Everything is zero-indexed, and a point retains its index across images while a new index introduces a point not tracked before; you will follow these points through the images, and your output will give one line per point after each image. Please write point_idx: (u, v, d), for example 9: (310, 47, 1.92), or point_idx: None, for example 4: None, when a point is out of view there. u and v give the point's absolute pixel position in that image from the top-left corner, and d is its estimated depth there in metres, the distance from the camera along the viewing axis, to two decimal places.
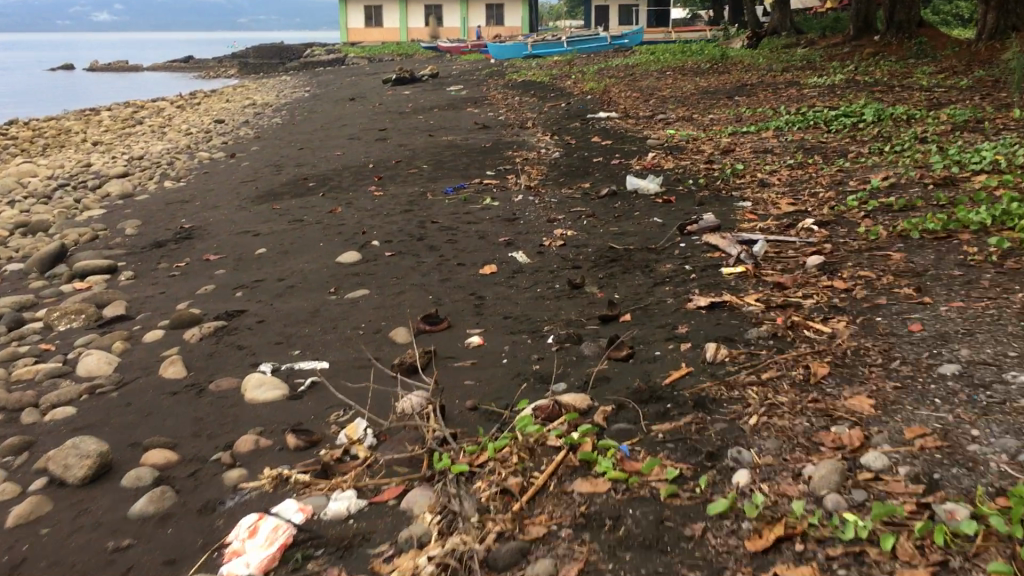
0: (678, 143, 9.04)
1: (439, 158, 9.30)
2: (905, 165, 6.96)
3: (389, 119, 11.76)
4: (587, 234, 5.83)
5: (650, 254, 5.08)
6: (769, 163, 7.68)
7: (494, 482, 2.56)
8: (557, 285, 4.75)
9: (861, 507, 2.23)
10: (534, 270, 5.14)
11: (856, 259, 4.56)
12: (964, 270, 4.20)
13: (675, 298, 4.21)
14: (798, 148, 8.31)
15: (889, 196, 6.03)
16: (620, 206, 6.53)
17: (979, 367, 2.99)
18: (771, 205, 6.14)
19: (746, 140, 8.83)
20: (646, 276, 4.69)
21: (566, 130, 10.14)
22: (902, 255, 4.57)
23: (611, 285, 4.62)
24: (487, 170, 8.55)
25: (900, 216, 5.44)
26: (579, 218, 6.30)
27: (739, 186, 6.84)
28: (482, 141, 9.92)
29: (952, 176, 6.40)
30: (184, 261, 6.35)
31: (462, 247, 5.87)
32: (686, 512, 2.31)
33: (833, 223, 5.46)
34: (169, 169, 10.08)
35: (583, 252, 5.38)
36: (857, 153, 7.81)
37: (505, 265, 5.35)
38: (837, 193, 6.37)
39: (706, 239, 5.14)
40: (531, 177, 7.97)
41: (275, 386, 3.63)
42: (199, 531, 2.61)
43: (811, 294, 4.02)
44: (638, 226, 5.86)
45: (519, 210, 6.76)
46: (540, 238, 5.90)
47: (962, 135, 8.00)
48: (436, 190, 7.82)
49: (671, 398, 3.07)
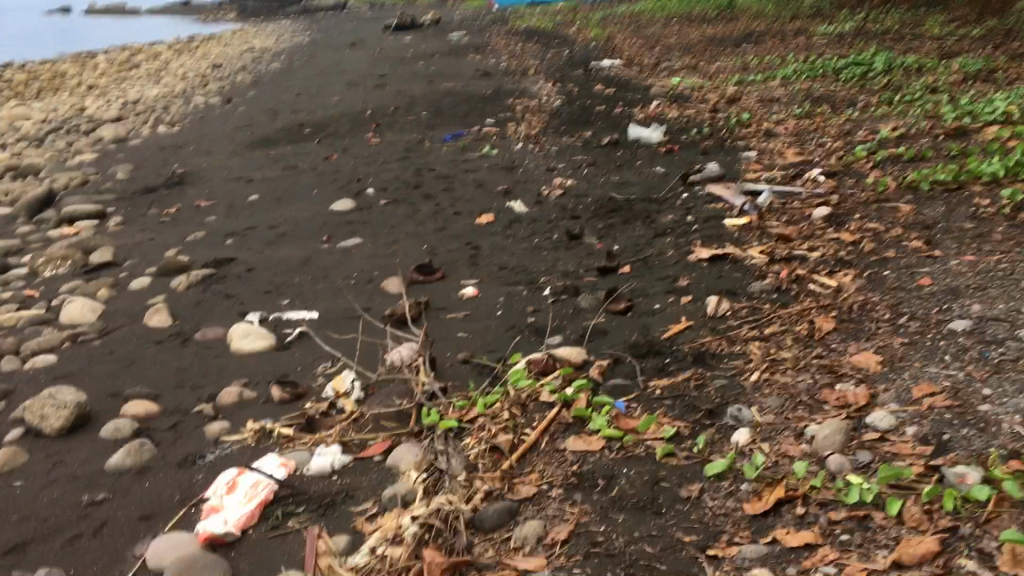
0: (683, 91, 8.83)
1: (438, 105, 9.11)
2: (915, 116, 6.78)
3: (389, 65, 11.52)
4: (588, 184, 5.68)
5: (651, 205, 4.95)
6: (775, 112, 7.50)
7: (484, 439, 2.46)
8: (554, 235, 4.62)
9: (867, 470, 2.13)
10: (532, 219, 5.01)
11: (863, 211, 4.42)
12: (975, 223, 4.06)
13: (676, 249, 4.09)
14: (805, 97, 8.11)
15: (898, 147, 5.87)
16: (622, 155, 6.38)
17: (991, 323, 2.87)
18: (776, 156, 5.98)
19: (753, 89, 8.62)
20: (647, 227, 4.56)
21: (568, 77, 9.93)
22: (911, 207, 4.43)
23: (610, 235, 4.49)
24: (487, 118, 8.36)
25: (909, 168, 5.29)
26: (580, 167, 6.14)
27: (744, 136, 6.67)
28: (482, 88, 9.71)
29: (963, 126, 6.23)
30: (175, 207, 6.21)
31: (459, 196, 5.73)
32: (683, 472, 2.21)
33: (840, 174, 5.31)
34: (164, 114, 9.90)
35: (583, 202, 5.24)
36: (866, 103, 7.62)
37: (502, 214, 5.21)
38: (845, 144, 6.20)
39: (709, 189, 5.00)
40: (532, 125, 7.79)
41: (263, 335, 3.53)
42: (177, 486, 2.52)
43: (817, 246, 3.89)
44: (640, 175, 5.71)
45: (518, 159, 6.60)
46: (539, 187, 5.75)
47: (974, 85, 7.80)
48: (435, 137, 7.65)
49: (670, 353, 2.96)
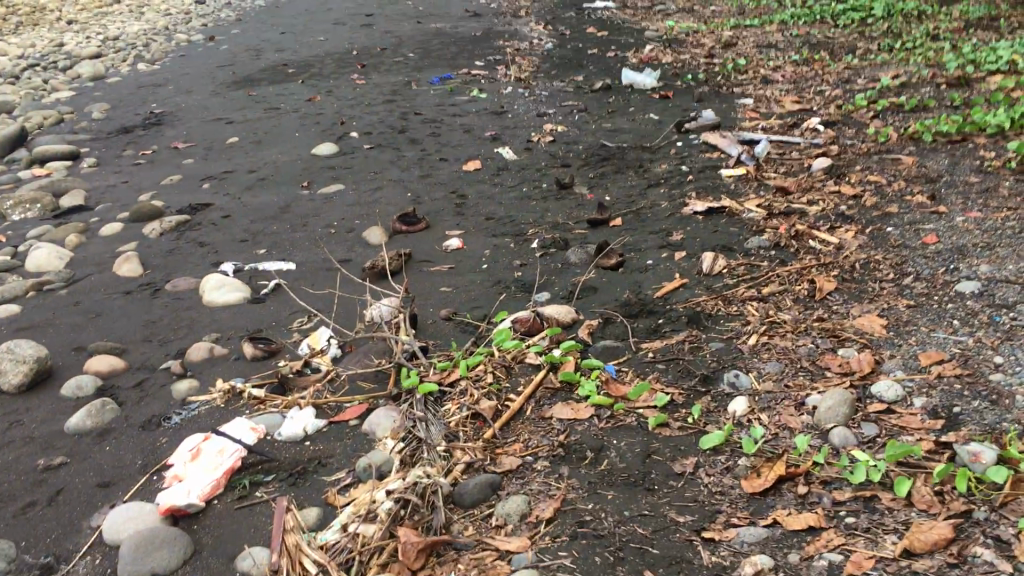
0: (677, 35, 8.57)
1: (426, 46, 8.82)
2: (916, 64, 6.57)
3: (376, 4, 11.16)
4: (579, 130, 5.48)
5: (644, 153, 4.76)
6: (772, 58, 7.27)
7: (465, 405, 2.32)
8: (544, 184, 4.44)
9: (872, 445, 2.00)
10: (520, 167, 4.81)
11: (864, 163, 4.24)
12: (981, 176, 3.90)
13: (670, 201, 3.92)
14: (803, 43, 7.87)
15: (899, 96, 5.67)
16: (615, 100, 6.16)
17: (1001, 285, 2.72)
18: (774, 103, 5.78)
19: (750, 34, 8.36)
20: (640, 177, 4.38)
21: (560, 19, 9.62)
22: (914, 160, 4.26)
23: (601, 185, 4.32)
24: (476, 59, 8.09)
25: (911, 117, 5.10)
26: (571, 113, 5.93)
27: (741, 83, 6.46)
28: (471, 29, 9.41)
29: (966, 75, 6.03)
30: (151, 148, 5.98)
31: (445, 141, 5.52)
32: (677, 445, 2.08)
33: (840, 124, 5.13)
34: (143, 50, 9.56)
35: (574, 149, 5.04)
36: (865, 50, 7.40)
37: (490, 161, 5.02)
38: (844, 92, 6.00)
39: (705, 138, 4.81)
40: (522, 67, 7.54)
41: (236, 287, 3.34)
42: (138, 451, 2.38)
43: (816, 200, 3.72)
44: (633, 122, 5.50)
45: (508, 103, 6.37)
46: (528, 133, 5.55)
47: (976, 33, 7.57)
48: (422, 79, 7.39)
49: (663, 313, 2.81)
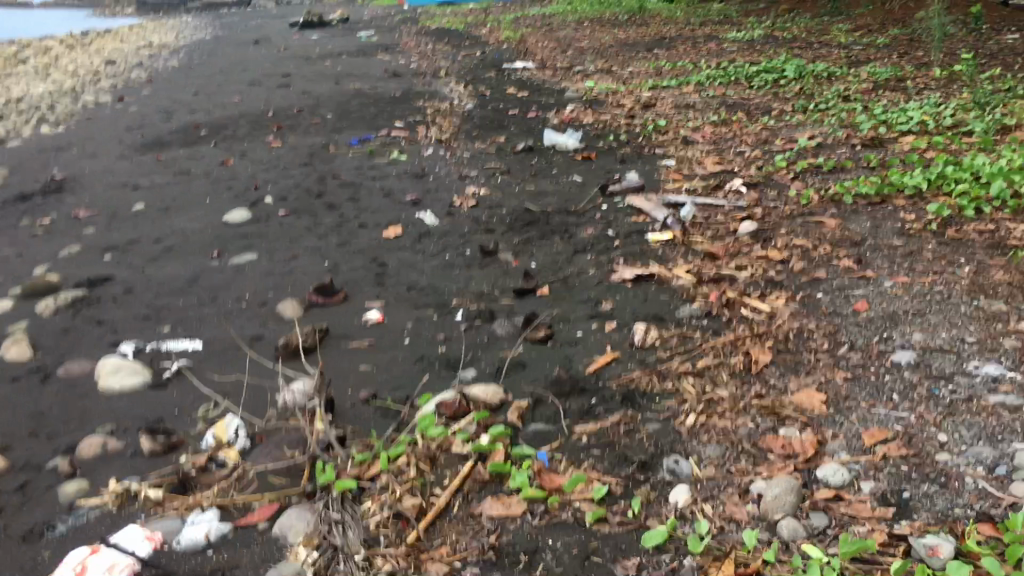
0: (597, 95, 8.61)
1: (345, 107, 8.69)
2: (831, 125, 6.69)
3: (294, 64, 11.01)
4: (502, 193, 5.38)
5: (569, 217, 4.67)
6: (691, 119, 7.34)
7: (386, 504, 2.13)
8: (467, 251, 4.31)
9: (822, 537, 1.88)
10: (443, 233, 4.67)
11: (789, 226, 4.22)
12: (904, 239, 3.91)
13: (597, 268, 3.82)
14: (720, 104, 7.98)
15: (818, 157, 5.73)
16: (537, 162, 6.10)
17: (937, 354, 2.66)
18: (696, 165, 5.78)
19: (668, 94, 8.46)
20: (565, 242, 4.28)
21: (480, 79, 9.61)
22: (837, 222, 4.26)
23: (526, 251, 4.20)
24: (396, 120, 7.98)
25: (831, 178, 5.14)
26: (493, 175, 5.84)
27: (662, 144, 6.47)
28: (391, 89, 9.32)
29: (880, 135, 6.14)
30: (51, 217, 5.67)
31: (365, 206, 5.36)
32: (617, 543, 1.93)
33: (762, 185, 5.14)
34: (49, 112, 9.21)
35: (497, 214, 4.93)
36: (780, 111, 7.53)
37: (411, 226, 4.87)
38: (763, 152, 6.05)
39: (630, 202, 4.76)
40: (443, 129, 7.45)
41: (137, 371, 3.10)
42: (17, 568, 2.16)
43: (745, 266, 3.67)
44: (556, 185, 5.43)
45: (428, 166, 6.26)
46: (450, 197, 5.42)
47: (885, 94, 7.78)
48: (340, 141, 7.24)
49: (596, 391, 2.68)
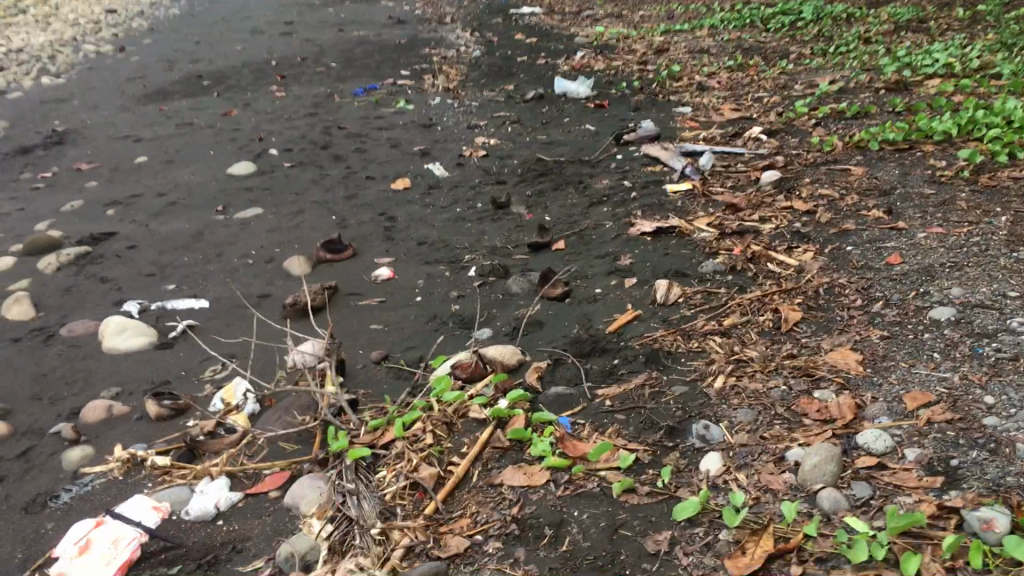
0: (608, 41, 8.39)
1: (349, 55, 8.49)
2: (851, 68, 6.48)
3: (296, 11, 10.76)
4: (513, 143, 5.22)
5: (583, 168, 4.52)
6: (706, 64, 7.13)
7: (402, 473, 2.02)
8: (479, 204, 4.17)
9: (866, 508, 1.77)
10: (453, 185, 4.53)
11: (813, 175, 4.07)
12: (935, 188, 3.75)
13: (615, 221, 3.68)
14: (735, 48, 7.76)
15: (839, 102, 5.54)
16: (549, 110, 5.92)
17: (977, 310, 2.53)
18: (713, 112, 5.61)
19: (681, 39, 8.23)
20: (581, 194, 4.14)
21: (488, 25, 9.37)
22: (863, 171, 4.10)
23: (540, 204, 4.06)
24: (402, 69, 7.79)
25: (854, 125, 4.97)
26: (503, 124, 5.67)
27: (677, 90, 6.28)
28: (396, 36, 9.10)
29: (903, 79, 5.95)
30: (52, 170, 5.53)
31: (372, 157, 5.20)
32: (647, 515, 1.82)
33: (782, 132, 4.97)
34: (48, 63, 9.01)
35: (509, 164, 4.78)
36: (798, 54, 7.31)
37: (420, 178, 4.73)
38: (782, 98, 5.86)
39: (647, 151, 4.60)
40: (450, 76, 7.26)
41: (141, 332, 2.98)
42: (17, 541, 2.02)
43: (769, 218, 3.53)
44: (569, 134, 5.27)
45: (437, 115, 6.09)
46: (459, 147, 5.27)
47: (906, 36, 7.55)
48: (346, 90, 7.06)
49: (618, 352, 2.56)
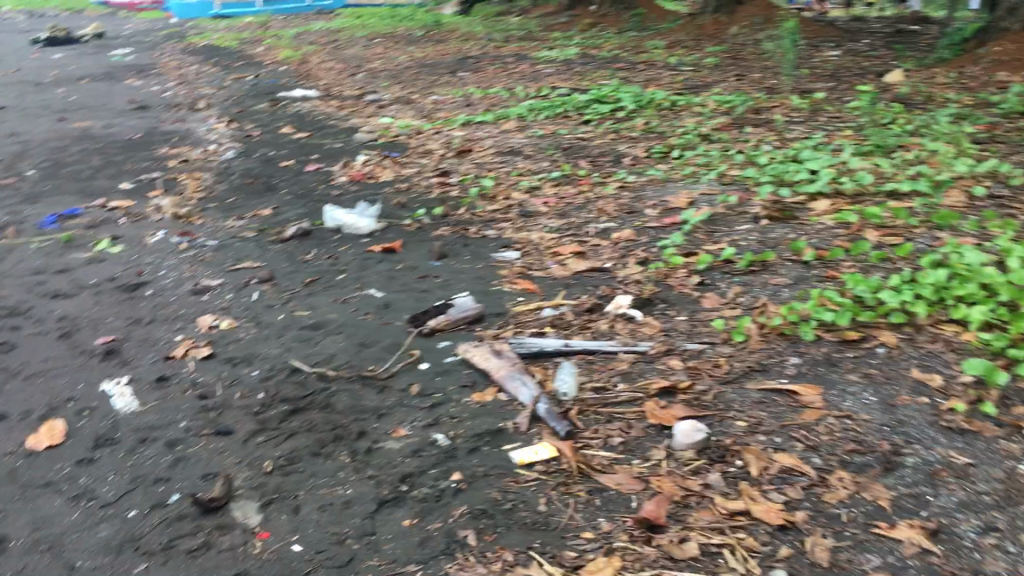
0: (395, 136, 6.68)
1: (57, 156, 6.28)
2: (709, 179, 5.07)
3: (10, 100, 8.50)
4: (256, 326, 3.32)
5: (367, 395, 2.71)
6: (524, 172, 5.51)
7: None
8: (174, 503, 2.24)
9: None
10: (138, 438, 2.57)
11: (748, 415, 2.48)
12: (964, 445, 2.23)
13: (426, 569, 1.91)
14: (553, 146, 6.21)
15: (715, 240, 4.06)
16: (316, 257, 4.05)
17: None
18: (549, 258, 3.97)
19: (486, 135, 6.63)
20: (360, 469, 2.31)
21: (250, 117, 7.54)
22: (818, 397, 2.56)
23: (285, 502, 2.19)
24: (122, 179, 5.66)
25: (758, 285, 3.47)
26: (246, 287, 3.72)
27: (494, 216, 4.63)
28: (128, 132, 7.02)
29: (782, 201, 4.57)
30: None
31: (18, 364, 3.09)
32: None
33: (660, 302, 3.38)
34: None
35: (244, 380, 2.87)
36: (634, 157, 5.81)
37: (86, 417, 2.71)
38: (637, 229, 4.32)
39: (467, 356, 2.86)
40: (185, 195, 5.22)
41: None
42: None
43: (719, 553, 1.91)
44: (344, 308, 3.43)
45: (150, 265, 4.06)
46: (169, 335, 3.29)
47: (750, 133, 6.32)
48: (29, 218, 4.83)
49: None
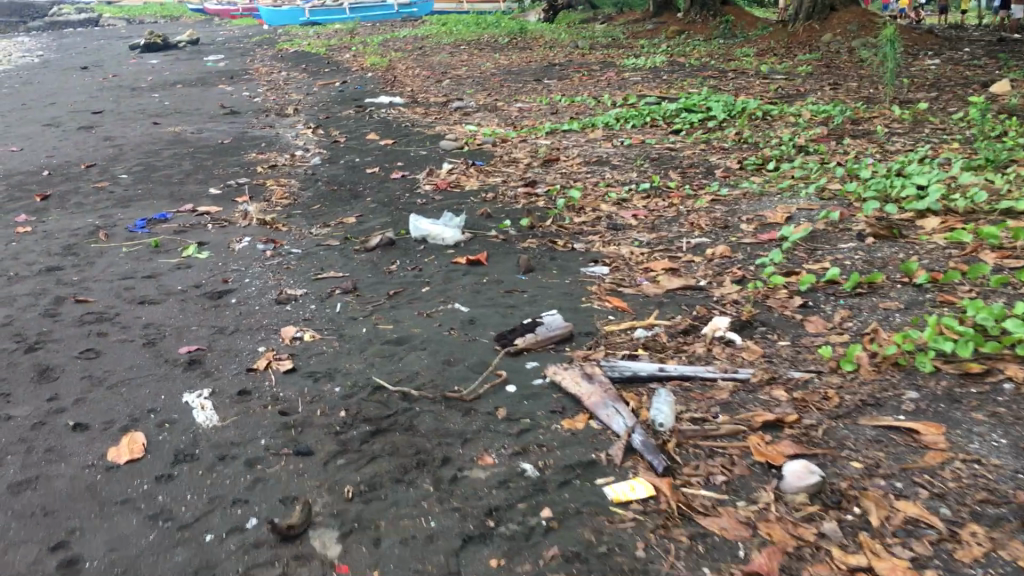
0: (480, 144, 6.59)
1: (148, 160, 6.36)
2: (809, 193, 4.83)
3: (107, 105, 8.70)
4: (338, 339, 3.24)
5: (452, 417, 2.59)
6: (612, 183, 5.34)
7: None
8: (252, 527, 2.15)
9: None
10: (217, 454, 2.49)
11: (863, 456, 2.28)
12: None
13: None
14: (641, 156, 6.03)
15: (818, 259, 3.84)
16: (400, 268, 3.96)
17: None
18: (641, 274, 3.80)
19: (572, 144, 6.48)
20: (444, 499, 2.19)
21: (336, 123, 7.54)
22: (941, 436, 2.34)
23: (366, 533, 2.08)
24: (210, 184, 5.69)
25: (867, 309, 3.24)
26: (329, 297, 3.64)
27: (582, 228, 4.48)
28: (217, 137, 7.09)
29: (888, 219, 4.31)
30: None
31: (102, 371, 3.06)
32: None
33: (760, 325, 3.19)
34: None
35: (325, 396, 2.78)
36: (727, 169, 5.59)
37: (166, 429, 2.65)
38: (733, 245, 4.12)
39: (556, 378, 2.72)
40: (271, 202, 5.21)
41: None
42: None
43: None
44: (427, 323, 3.32)
45: (235, 272, 4.02)
46: (252, 345, 3.23)
47: (850, 144, 6.04)
48: (119, 222, 4.87)
49: None
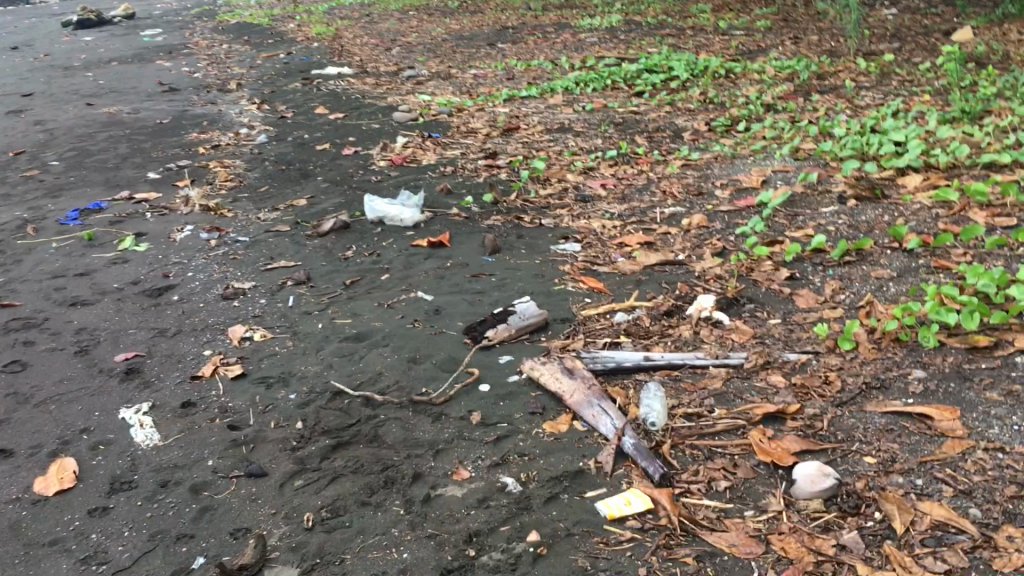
0: (435, 113, 6.28)
1: (83, 144, 5.97)
2: (783, 154, 4.61)
3: (37, 87, 8.23)
4: (292, 338, 2.96)
5: (422, 425, 2.34)
6: (577, 151, 5.08)
7: None
8: (200, 569, 1.89)
9: None
10: (159, 480, 2.22)
11: (876, 449, 2.07)
12: None
13: None
14: (605, 121, 5.77)
15: (801, 226, 3.62)
16: (356, 254, 3.68)
17: None
18: (614, 250, 3.56)
19: (532, 111, 6.20)
20: (416, 525, 1.94)
21: (283, 97, 7.18)
22: (958, 421, 2.14)
23: (329, 569, 1.84)
24: (149, 168, 5.34)
25: (859, 279, 3.03)
26: (281, 290, 3.36)
27: (548, 202, 4.22)
28: (156, 117, 6.70)
29: (868, 179, 4.11)
30: None
31: (29, 387, 2.76)
32: None
33: (747, 302, 2.96)
34: None
35: (279, 405, 2.52)
36: (695, 131, 5.35)
37: (101, 453, 2.37)
38: (709, 214, 3.89)
39: (534, 374, 2.47)
40: (215, 185, 4.88)
41: None
42: None
43: None
44: (389, 315, 3.05)
45: (177, 265, 3.71)
46: (197, 348, 2.94)
47: (818, 100, 5.82)
48: (50, 214, 4.52)
49: None
